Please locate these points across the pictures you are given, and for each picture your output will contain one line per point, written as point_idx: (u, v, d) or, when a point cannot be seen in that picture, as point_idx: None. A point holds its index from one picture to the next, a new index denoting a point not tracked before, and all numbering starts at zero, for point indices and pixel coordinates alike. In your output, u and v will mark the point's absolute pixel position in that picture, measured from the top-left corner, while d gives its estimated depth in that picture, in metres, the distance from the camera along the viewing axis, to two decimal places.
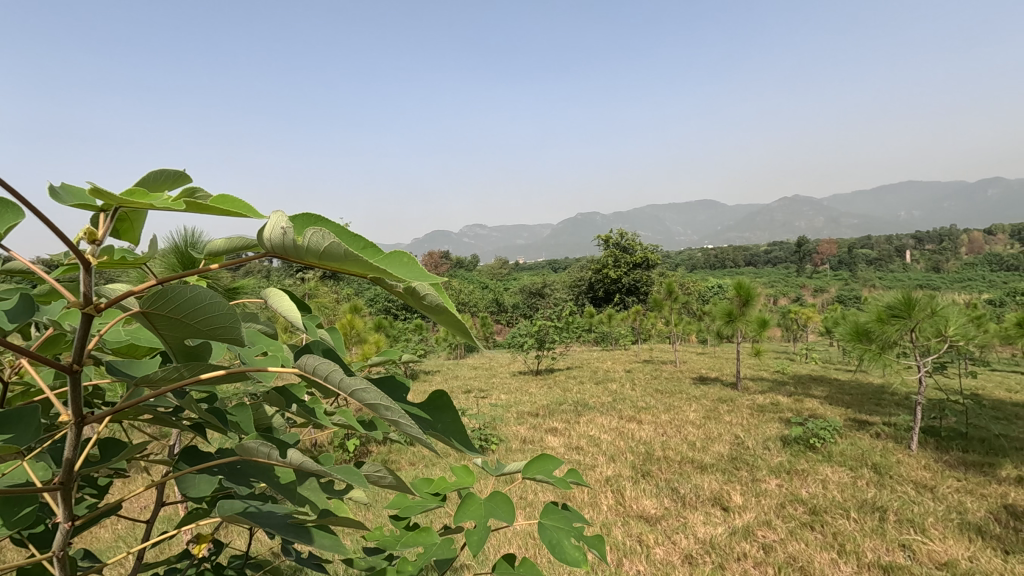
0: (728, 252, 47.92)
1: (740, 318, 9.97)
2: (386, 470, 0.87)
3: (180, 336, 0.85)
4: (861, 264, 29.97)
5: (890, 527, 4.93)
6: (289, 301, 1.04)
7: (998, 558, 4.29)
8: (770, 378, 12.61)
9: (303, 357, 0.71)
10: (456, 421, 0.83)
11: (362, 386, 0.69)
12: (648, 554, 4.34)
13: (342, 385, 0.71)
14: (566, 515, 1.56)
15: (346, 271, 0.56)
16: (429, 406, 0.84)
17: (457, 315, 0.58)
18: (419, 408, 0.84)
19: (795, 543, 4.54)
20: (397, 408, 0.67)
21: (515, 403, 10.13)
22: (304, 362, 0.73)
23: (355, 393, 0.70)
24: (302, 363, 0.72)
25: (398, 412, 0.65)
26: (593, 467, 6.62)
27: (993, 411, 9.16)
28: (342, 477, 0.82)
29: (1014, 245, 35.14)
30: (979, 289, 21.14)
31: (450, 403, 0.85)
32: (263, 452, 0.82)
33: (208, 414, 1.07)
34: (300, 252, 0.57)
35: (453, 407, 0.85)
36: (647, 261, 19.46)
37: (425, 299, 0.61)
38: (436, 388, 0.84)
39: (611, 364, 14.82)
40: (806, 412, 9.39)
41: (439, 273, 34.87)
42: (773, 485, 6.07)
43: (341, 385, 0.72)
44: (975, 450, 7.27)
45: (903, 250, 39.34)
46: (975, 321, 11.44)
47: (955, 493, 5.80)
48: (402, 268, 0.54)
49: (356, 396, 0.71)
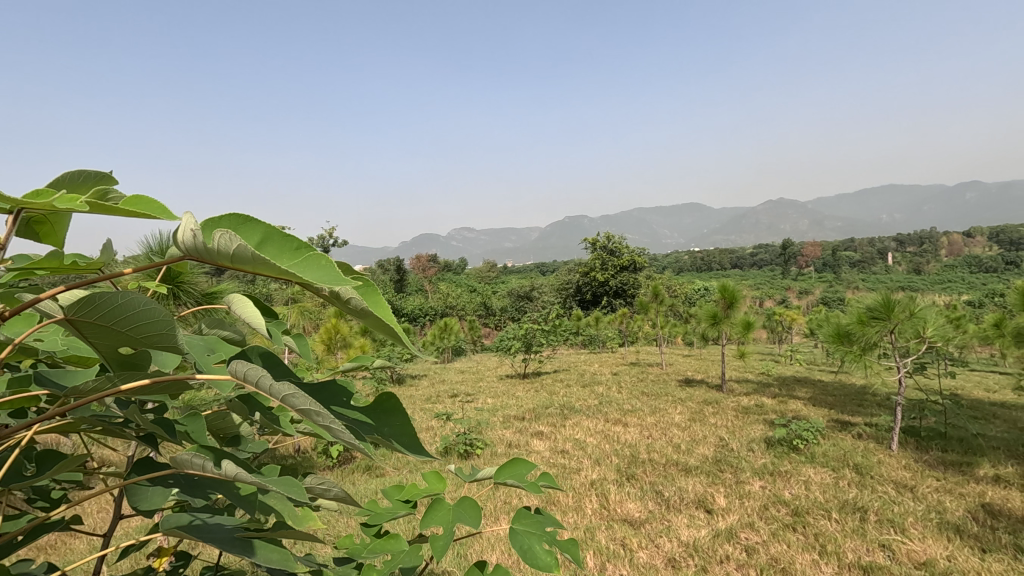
0: (715, 255, 47.91)
1: (725, 321, 10.03)
2: (332, 481, 0.86)
3: (113, 345, 0.82)
4: (845, 267, 30.30)
5: (871, 527, 4.98)
6: (251, 306, 0.99)
7: (976, 557, 4.34)
8: (755, 380, 12.71)
9: (233, 363, 0.70)
10: (402, 424, 0.80)
11: (293, 391, 0.68)
12: (632, 558, 4.34)
13: (273, 392, 0.70)
14: (538, 520, 1.54)
15: (262, 273, 0.58)
16: (374, 409, 0.81)
17: (378, 314, 0.58)
18: (366, 412, 0.82)
19: (777, 544, 4.56)
20: (328, 412, 0.66)
21: (502, 407, 10.09)
22: (234, 369, 0.71)
23: (287, 399, 0.69)
24: (233, 369, 0.70)
25: (328, 417, 0.64)
26: (578, 471, 6.61)
27: (971, 411, 9.31)
28: (280, 489, 0.81)
29: (992, 248, 35.76)
30: (959, 291, 21.49)
31: (400, 405, 0.81)
32: (198, 464, 0.82)
33: (155, 425, 1.03)
34: (216, 254, 0.56)
35: (401, 410, 0.82)
36: (634, 264, 19.54)
37: (349, 301, 0.61)
38: (382, 391, 0.81)
39: (598, 367, 14.83)
40: (790, 413, 9.47)
41: (427, 277, 34.67)
42: (756, 487, 6.10)
43: (273, 392, 0.71)
44: (953, 450, 7.37)
45: (886, 252, 39.94)
46: (955, 322, 11.62)
47: (934, 492, 5.87)
48: (317, 271, 0.55)
49: (290, 402, 0.70)
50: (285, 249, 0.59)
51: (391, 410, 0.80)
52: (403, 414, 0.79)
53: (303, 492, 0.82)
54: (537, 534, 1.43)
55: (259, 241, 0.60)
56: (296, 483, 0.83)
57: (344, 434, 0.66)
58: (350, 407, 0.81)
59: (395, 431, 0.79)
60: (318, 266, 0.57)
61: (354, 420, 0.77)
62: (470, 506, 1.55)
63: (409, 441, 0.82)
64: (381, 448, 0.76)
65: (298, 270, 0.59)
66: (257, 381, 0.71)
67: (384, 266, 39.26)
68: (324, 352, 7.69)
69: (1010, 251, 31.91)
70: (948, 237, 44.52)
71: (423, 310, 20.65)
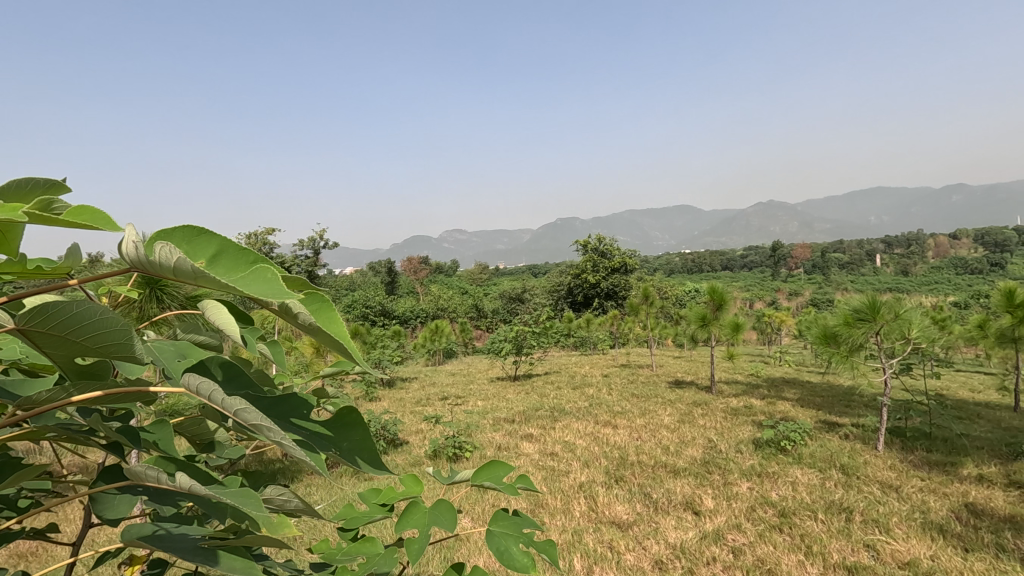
0: (705, 257, 47.89)
1: (714, 322, 10.06)
2: (291, 493, 0.87)
3: (66, 355, 0.81)
4: (833, 269, 30.52)
5: (856, 527, 5.02)
6: (226, 314, 0.94)
7: (959, 556, 4.37)
8: (744, 381, 12.77)
9: (185, 376, 0.70)
10: (362, 439, 0.79)
11: (243, 406, 0.67)
12: (619, 560, 4.33)
13: (224, 406, 0.69)
14: (516, 522, 1.52)
15: (205, 288, 0.57)
16: (333, 423, 0.79)
17: (323, 331, 0.57)
18: (325, 425, 0.80)
19: (763, 546, 4.58)
20: (275, 428, 0.65)
21: (492, 410, 10.07)
22: (186, 381, 0.71)
23: (237, 414, 0.68)
24: (184, 381, 0.70)
25: (273, 433, 0.63)
26: (566, 473, 6.60)
27: (956, 411, 9.41)
28: (235, 501, 0.80)
29: (977, 250, 36.20)
30: (946, 292, 21.72)
31: (361, 420, 0.80)
32: (153, 476, 0.82)
33: (117, 435, 1.00)
34: (160, 267, 0.57)
35: (361, 424, 0.80)
36: (625, 266, 19.58)
37: (298, 316, 0.61)
38: (343, 405, 0.79)
39: (589, 369, 14.84)
40: (778, 414, 9.53)
41: (418, 279, 34.58)
42: (744, 488, 6.12)
43: (224, 406, 0.70)
44: (937, 450, 7.44)
45: (874, 254, 40.28)
46: (940, 324, 11.74)
47: (919, 492, 5.93)
48: (261, 285, 0.55)
49: (240, 416, 0.69)
50: (233, 263, 0.58)
51: (350, 424, 0.79)
52: (362, 431, 0.77)
53: (258, 505, 0.81)
54: (513, 535, 1.42)
55: (209, 257, 0.60)
56: (250, 496, 0.82)
57: (291, 450, 0.65)
58: (309, 420, 0.80)
59: (353, 446, 0.78)
60: (263, 282, 0.57)
61: (309, 434, 0.76)
62: (446, 509, 1.54)
63: (368, 454, 0.80)
64: (336, 464, 0.74)
65: (246, 284, 0.58)
66: (209, 394, 0.71)
67: (375, 267, 39.09)
68: (312, 354, 7.63)
69: (995, 253, 32.32)
70: (935, 239, 45.06)
71: (414, 312, 20.58)
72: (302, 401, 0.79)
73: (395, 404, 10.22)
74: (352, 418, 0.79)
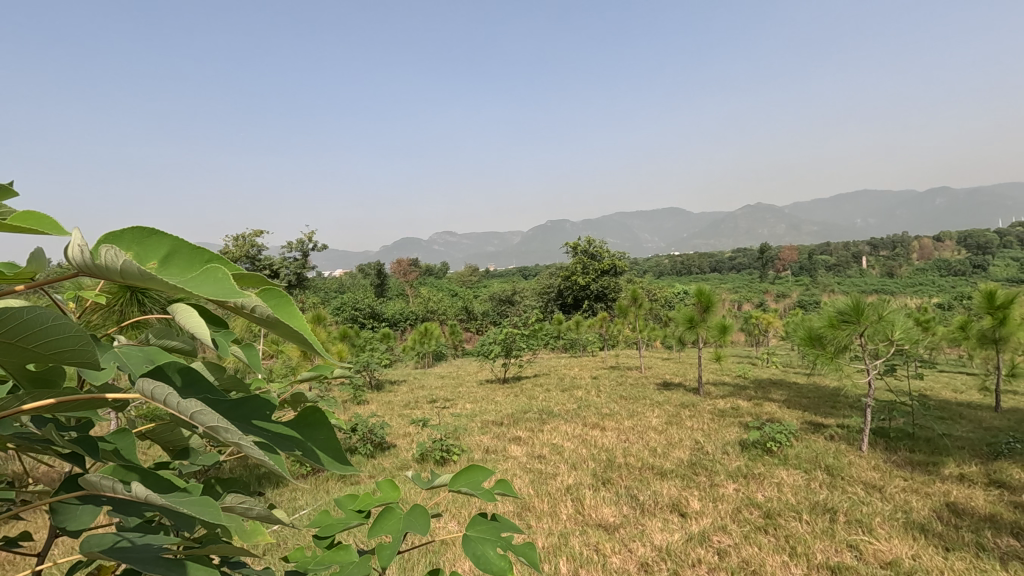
0: (694, 259, 47.89)
1: (701, 324, 10.10)
2: (254, 501, 0.85)
3: (17, 362, 0.78)
4: (820, 271, 30.79)
5: (840, 527, 5.06)
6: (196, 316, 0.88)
7: (940, 555, 4.42)
8: (731, 382, 12.84)
9: (138, 382, 0.66)
10: (329, 438, 0.77)
11: (200, 410, 0.64)
12: (605, 563, 4.33)
13: (181, 409, 0.66)
14: (492, 526, 1.50)
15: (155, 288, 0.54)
16: (298, 423, 0.76)
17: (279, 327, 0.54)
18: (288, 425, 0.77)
19: (748, 547, 4.60)
20: (233, 430, 0.62)
21: (480, 413, 10.03)
22: (141, 387, 0.68)
23: (194, 417, 0.65)
24: (138, 387, 0.67)
25: (230, 434, 0.60)
26: (554, 476, 6.58)
27: (938, 412, 9.52)
28: (196, 509, 0.77)
29: (960, 252, 36.73)
30: (930, 294, 22.01)
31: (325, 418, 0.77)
32: (109, 485, 0.79)
33: (75, 443, 0.98)
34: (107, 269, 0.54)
35: (328, 423, 0.77)
36: (615, 268, 19.62)
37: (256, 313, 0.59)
38: (307, 405, 0.76)
39: (578, 371, 14.85)
40: (765, 415, 9.60)
41: (408, 280, 34.43)
42: (730, 490, 6.14)
43: (181, 411, 0.67)
44: (920, 450, 7.52)
45: (860, 256, 40.75)
46: (923, 325, 11.88)
47: (902, 492, 5.99)
48: (210, 282, 0.51)
49: (197, 420, 0.66)
50: (187, 264, 0.56)
51: (315, 424, 0.76)
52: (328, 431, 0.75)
53: (220, 513, 0.78)
54: (490, 539, 1.39)
55: (161, 255, 0.57)
56: (212, 504, 0.80)
57: (255, 453, 0.61)
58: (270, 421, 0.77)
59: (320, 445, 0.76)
60: (215, 278, 0.54)
61: (274, 436, 0.73)
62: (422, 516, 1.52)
63: (336, 454, 0.77)
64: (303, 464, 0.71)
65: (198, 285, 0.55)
66: (165, 400, 0.68)
67: (365, 269, 38.90)
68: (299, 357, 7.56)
69: (978, 255, 32.79)
70: (920, 242, 45.81)
71: (403, 315, 20.50)
72: (264, 403, 0.76)
73: (383, 407, 10.15)
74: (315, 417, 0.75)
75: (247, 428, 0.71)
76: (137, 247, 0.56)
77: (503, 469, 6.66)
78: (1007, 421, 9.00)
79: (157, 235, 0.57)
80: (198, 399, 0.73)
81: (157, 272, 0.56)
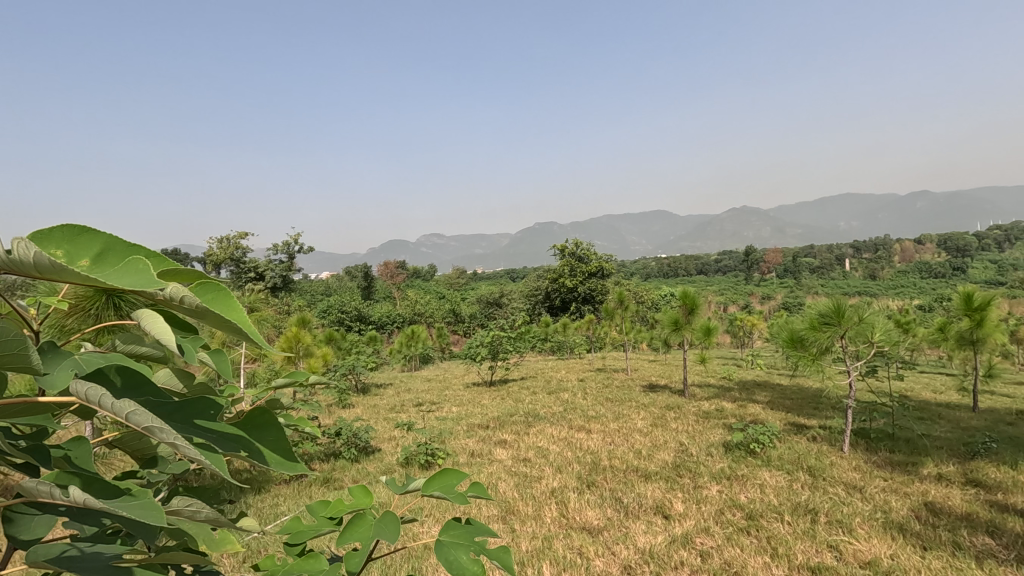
0: (682, 261, 47.93)
1: (686, 327, 10.16)
2: (200, 505, 0.84)
3: None
4: (805, 273, 31.12)
5: (821, 528, 5.10)
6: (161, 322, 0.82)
7: (917, 555, 4.48)
8: (716, 384, 12.92)
9: (68, 383, 0.62)
10: (275, 439, 0.71)
11: (133, 408, 0.59)
12: (588, 566, 4.32)
13: (112, 410, 0.61)
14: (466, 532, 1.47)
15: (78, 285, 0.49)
16: (245, 422, 0.71)
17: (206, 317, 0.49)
18: (235, 424, 0.72)
19: (731, 549, 4.62)
20: (164, 428, 0.57)
21: (466, 416, 9.99)
22: (71, 389, 0.63)
23: (126, 417, 0.60)
24: (68, 388, 0.62)
25: (157, 431, 0.55)
26: (539, 479, 6.57)
27: (918, 412, 9.67)
28: (133, 513, 0.73)
29: (939, 254, 37.38)
30: (911, 295, 22.36)
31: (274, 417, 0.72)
32: (46, 492, 0.75)
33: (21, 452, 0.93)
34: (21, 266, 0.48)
35: (276, 423, 0.72)
36: (602, 271, 19.67)
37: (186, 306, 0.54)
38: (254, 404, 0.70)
39: (565, 373, 14.85)
40: (748, 416, 9.68)
41: (396, 283, 34.25)
42: (713, 491, 6.17)
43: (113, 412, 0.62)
44: (900, 450, 7.62)
45: (843, 259, 41.32)
46: (904, 327, 12.05)
47: (882, 492, 6.07)
48: (124, 276, 0.45)
49: (129, 420, 0.60)
50: (118, 262, 0.49)
51: (261, 425, 0.70)
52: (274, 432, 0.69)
53: (162, 516, 0.75)
54: (463, 544, 1.35)
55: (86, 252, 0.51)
56: (156, 508, 0.76)
57: (186, 451, 0.56)
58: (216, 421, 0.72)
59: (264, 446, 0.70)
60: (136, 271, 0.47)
61: (217, 436, 0.67)
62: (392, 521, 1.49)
63: (287, 455, 0.72)
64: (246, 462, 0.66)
65: (122, 278, 0.49)
66: (97, 402, 0.63)
67: (352, 271, 38.63)
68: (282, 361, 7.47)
69: (958, 258, 33.36)
70: (901, 245, 47.18)
71: (390, 317, 20.38)
72: (208, 404, 0.70)
73: (368, 411, 10.07)
74: (262, 417, 0.70)
75: (189, 428, 0.66)
76: (65, 246, 0.49)
77: (488, 473, 6.63)
78: (984, 421, 9.16)
79: (88, 229, 0.50)
80: (140, 399, 0.68)
81: (85, 273, 0.49)
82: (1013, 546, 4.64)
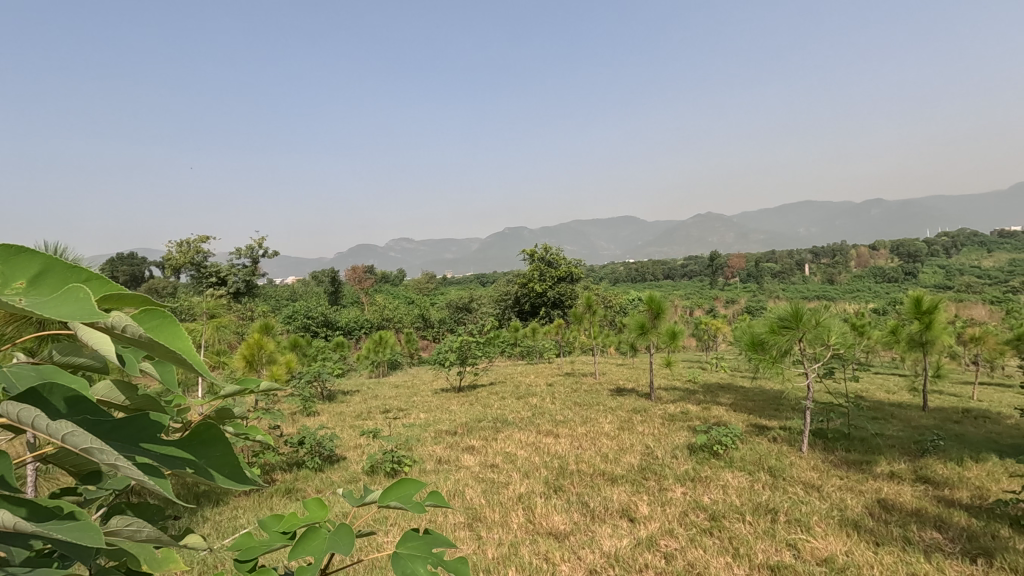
0: (647, 266, 47.86)
1: (652, 331, 10.31)
2: (143, 523, 0.75)
3: None
4: (767, 277, 31.96)
5: (780, 527, 5.22)
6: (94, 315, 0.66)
7: (870, 550, 4.64)
8: (682, 387, 13.14)
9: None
10: (227, 453, 0.57)
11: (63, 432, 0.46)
12: (554, 571, 4.32)
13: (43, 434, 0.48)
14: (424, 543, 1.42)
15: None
16: (190, 443, 0.56)
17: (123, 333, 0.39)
18: (179, 446, 0.57)
19: (694, 550, 4.68)
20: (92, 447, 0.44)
21: (434, 422, 9.88)
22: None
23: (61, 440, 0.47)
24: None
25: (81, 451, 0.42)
26: (506, 485, 6.53)
27: (872, 412, 10.02)
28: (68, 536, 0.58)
29: (893, 260, 38.89)
30: (866, 299, 23.22)
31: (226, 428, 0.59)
32: None
33: None
34: None
35: (225, 438, 0.57)
36: (571, 275, 19.81)
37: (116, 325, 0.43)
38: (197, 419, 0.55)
39: (534, 378, 14.86)
40: (712, 419, 9.87)
41: (363, 287, 33.75)
42: (678, 493, 6.26)
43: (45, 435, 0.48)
44: (855, 449, 7.87)
45: (802, 265, 42.66)
46: (859, 330, 12.50)
47: (838, 490, 6.26)
48: (60, 314, 0.37)
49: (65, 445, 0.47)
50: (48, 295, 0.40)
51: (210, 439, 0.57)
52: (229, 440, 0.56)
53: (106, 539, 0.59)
54: (421, 556, 1.29)
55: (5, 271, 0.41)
56: (98, 527, 0.60)
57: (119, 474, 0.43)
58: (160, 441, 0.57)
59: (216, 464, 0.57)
60: (75, 300, 0.39)
61: (159, 455, 0.53)
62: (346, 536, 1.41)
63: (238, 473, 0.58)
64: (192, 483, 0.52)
65: (54, 310, 0.39)
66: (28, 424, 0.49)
67: (319, 275, 37.97)
68: (244, 368, 7.25)
69: (909, 263, 34.79)
70: (859, 249, 47.38)
71: (358, 323, 20.08)
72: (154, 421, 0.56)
73: (333, 419, 9.85)
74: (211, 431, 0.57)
75: (129, 451, 0.51)
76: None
77: (455, 480, 6.56)
78: (932, 419, 9.56)
79: (29, 252, 0.42)
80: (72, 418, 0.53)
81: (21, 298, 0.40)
82: (958, 540, 4.83)
